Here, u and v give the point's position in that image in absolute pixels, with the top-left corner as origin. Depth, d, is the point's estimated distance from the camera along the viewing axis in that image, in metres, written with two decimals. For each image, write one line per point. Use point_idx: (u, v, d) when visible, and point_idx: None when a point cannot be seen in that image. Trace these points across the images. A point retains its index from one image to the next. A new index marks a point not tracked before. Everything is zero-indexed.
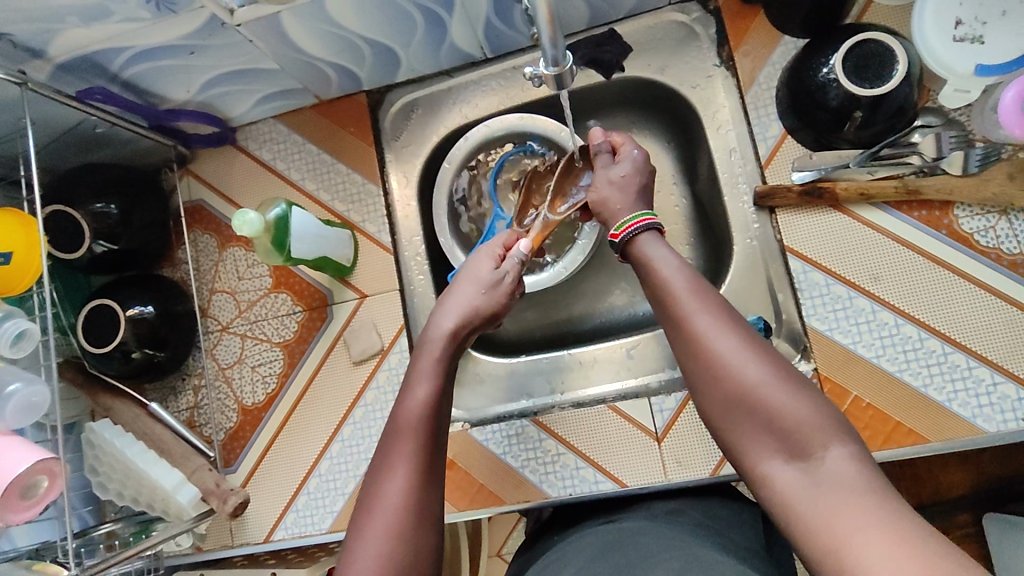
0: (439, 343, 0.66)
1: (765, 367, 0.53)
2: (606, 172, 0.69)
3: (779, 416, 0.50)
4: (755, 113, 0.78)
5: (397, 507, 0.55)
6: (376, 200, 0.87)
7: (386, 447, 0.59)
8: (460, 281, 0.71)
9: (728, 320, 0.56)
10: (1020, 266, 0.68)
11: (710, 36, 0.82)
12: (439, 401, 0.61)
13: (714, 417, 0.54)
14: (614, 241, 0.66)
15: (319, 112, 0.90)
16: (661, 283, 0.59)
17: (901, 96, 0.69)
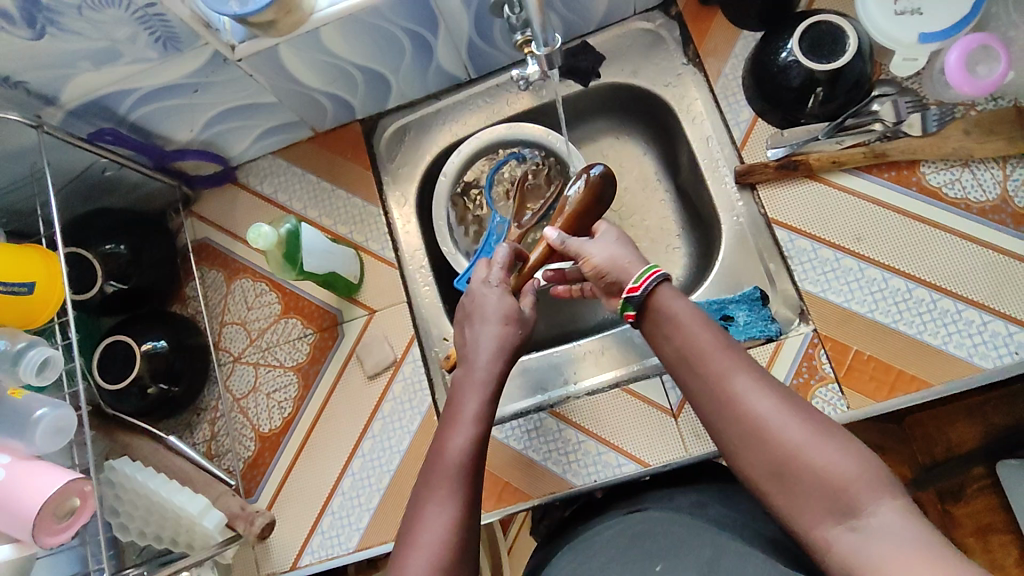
0: (481, 388, 0.66)
1: (806, 425, 0.53)
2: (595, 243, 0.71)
3: (826, 475, 0.51)
4: (726, 101, 0.84)
5: (436, 555, 0.55)
6: (378, 220, 0.90)
7: (425, 490, 0.60)
8: (485, 320, 0.70)
9: (762, 377, 0.56)
10: (989, 212, 0.74)
11: (676, 39, 0.89)
12: (479, 449, 0.62)
13: (758, 480, 0.54)
14: (632, 294, 0.63)
15: (316, 143, 0.95)
16: (686, 345, 0.60)
17: (856, 70, 0.75)
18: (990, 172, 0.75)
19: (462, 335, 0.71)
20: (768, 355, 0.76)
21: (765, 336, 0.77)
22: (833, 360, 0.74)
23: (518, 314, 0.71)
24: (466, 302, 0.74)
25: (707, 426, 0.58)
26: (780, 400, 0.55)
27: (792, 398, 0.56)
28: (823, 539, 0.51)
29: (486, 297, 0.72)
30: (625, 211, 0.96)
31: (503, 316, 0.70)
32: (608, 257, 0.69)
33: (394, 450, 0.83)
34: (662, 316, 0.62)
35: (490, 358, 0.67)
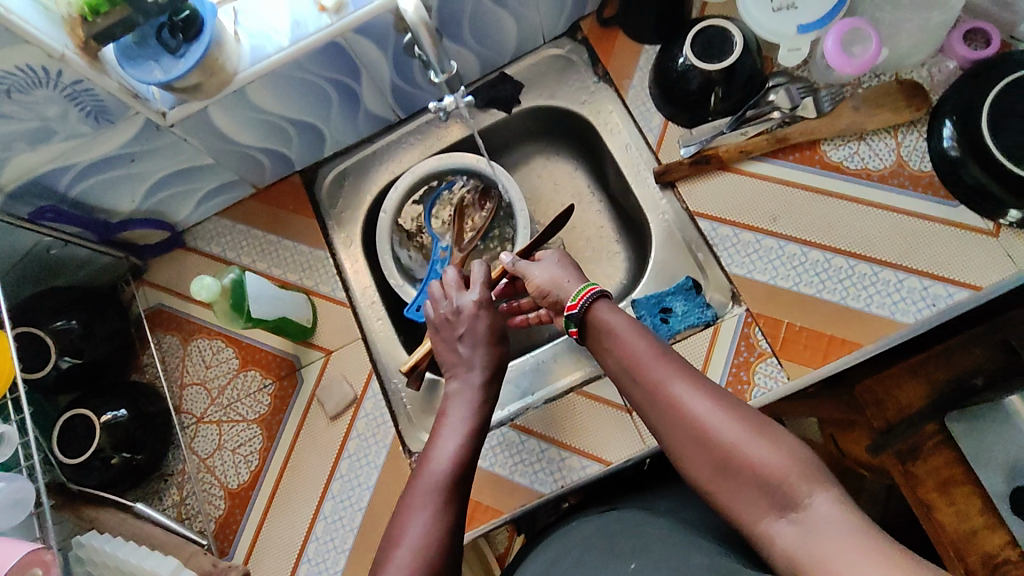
0: (470, 399, 0.70)
1: (741, 422, 0.56)
2: (536, 269, 0.77)
3: (760, 467, 0.54)
4: (637, 109, 0.90)
5: (418, 552, 0.58)
6: (326, 263, 0.93)
7: (410, 493, 0.62)
8: (473, 342, 0.75)
9: (699, 381, 0.60)
10: (887, 178, 0.80)
11: (585, 60, 0.95)
12: (466, 459, 0.65)
13: (702, 480, 0.57)
14: (572, 310, 0.70)
15: (260, 200, 0.98)
16: (627, 356, 0.64)
17: (746, 67, 0.81)
18: (884, 141, 0.81)
19: (452, 352, 0.75)
20: (708, 339, 0.80)
21: (702, 322, 0.81)
22: (768, 335, 0.79)
23: (501, 334, 0.77)
24: (445, 321, 0.78)
25: (654, 431, 0.62)
26: (716, 401, 0.58)
27: (728, 398, 0.59)
28: (767, 534, 0.52)
29: (473, 320, 0.76)
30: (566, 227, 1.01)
31: (491, 338, 0.75)
32: (551, 279, 0.75)
33: (363, 487, 0.84)
34: (602, 331, 0.67)
35: (484, 379, 0.72)
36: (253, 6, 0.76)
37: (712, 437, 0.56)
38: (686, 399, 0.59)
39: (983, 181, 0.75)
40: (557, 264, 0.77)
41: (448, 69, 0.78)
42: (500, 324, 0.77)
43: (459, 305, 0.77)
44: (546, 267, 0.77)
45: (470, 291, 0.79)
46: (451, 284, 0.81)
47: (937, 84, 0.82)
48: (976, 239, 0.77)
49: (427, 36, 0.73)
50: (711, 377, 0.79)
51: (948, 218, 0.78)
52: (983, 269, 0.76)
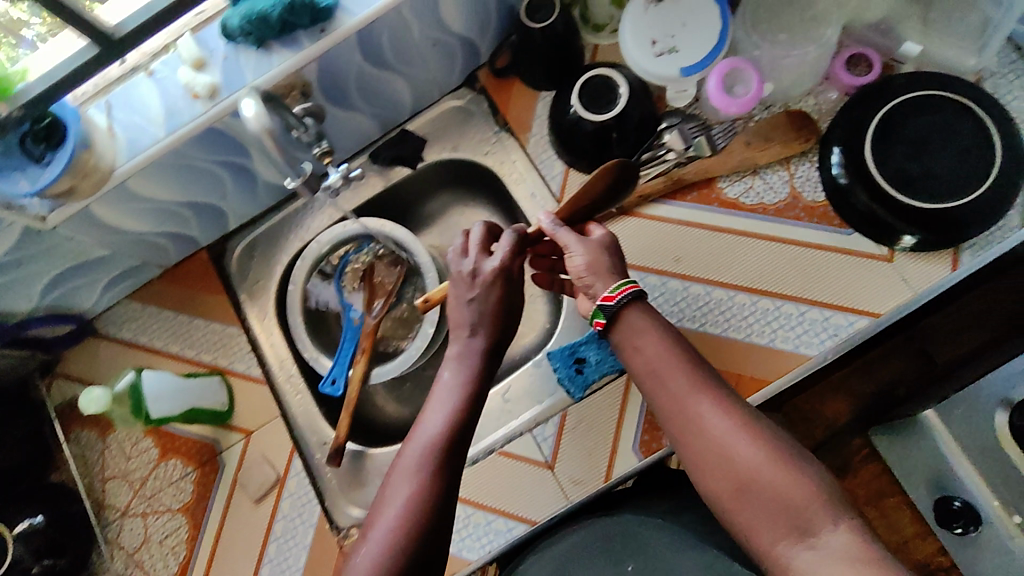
0: (472, 360, 0.65)
1: (768, 448, 0.54)
2: (576, 248, 0.68)
3: (784, 495, 0.52)
4: (540, 158, 0.90)
5: (401, 517, 0.55)
6: (239, 341, 0.91)
7: (404, 459, 0.58)
8: (478, 306, 0.67)
9: (724, 397, 0.58)
10: (782, 211, 0.81)
11: (485, 110, 0.94)
12: (459, 425, 0.61)
13: (719, 497, 0.55)
14: (608, 302, 0.64)
15: (168, 280, 0.95)
16: (650, 362, 0.61)
17: (634, 113, 0.82)
18: (777, 174, 0.82)
19: (458, 311, 0.68)
20: (622, 388, 0.81)
21: (615, 370, 0.81)
22: None
23: (512, 303, 0.68)
24: (459, 282, 0.70)
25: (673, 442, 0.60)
26: (740, 420, 0.56)
27: (754, 418, 0.57)
28: (782, 558, 0.51)
29: (485, 290, 0.67)
30: None
31: (502, 310, 0.68)
32: (586, 263, 0.67)
33: (293, 569, 0.82)
34: (629, 332, 0.63)
35: (487, 340, 0.66)
36: (126, 96, 0.74)
37: (734, 459, 0.54)
38: (708, 416, 0.57)
39: (872, 209, 0.77)
40: (597, 244, 0.68)
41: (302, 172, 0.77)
42: (515, 297, 0.69)
43: (477, 268, 0.69)
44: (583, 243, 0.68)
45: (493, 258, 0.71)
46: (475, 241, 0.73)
47: (825, 111, 0.83)
48: (871, 265, 0.78)
49: (273, 145, 0.69)
50: (628, 426, 0.80)
51: (843, 247, 0.79)
52: (879, 296, 0.78)
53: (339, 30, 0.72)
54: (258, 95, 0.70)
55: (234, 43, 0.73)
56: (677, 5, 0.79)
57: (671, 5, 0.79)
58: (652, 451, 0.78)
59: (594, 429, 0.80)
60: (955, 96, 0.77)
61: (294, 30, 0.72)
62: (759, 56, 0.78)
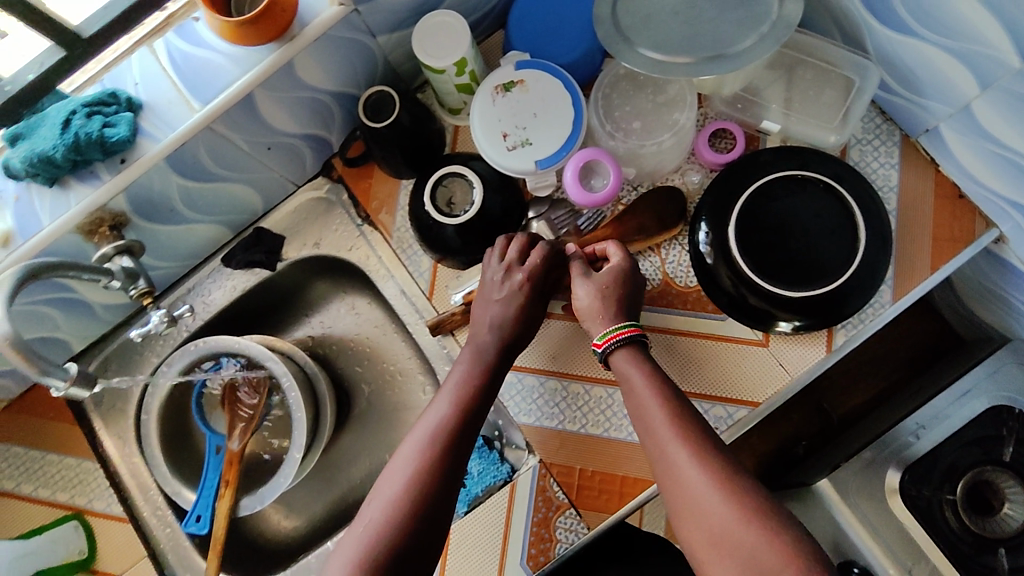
0: (481, 359, 0.68)
1: (739, 504, 0.54)
2: (586, 281, 0.70)
3: (758, 560, 0.52)
4: (405, 253, 0.85)
5: (396, 495, 0.58)
6: (97, 476, 0.84)
7: (410, 441, 0.62)
8: (488, 312, 0.70)
9: (710, 448, 0.58)
10: (654, 299, 0.79)
11: (345, 201, 0.88)
12: (466, 412, 0.63)
13: (694, 547, 0.56)
14: (596, 348, 0.67)
15: (12, 411, 0.87)
16: (642, 405, 0.62)
17: (497, 207, 0.78)
18: (649, 261, 0.79)
19: (479, 310, 0.71)
20: (505, 500, 0.76)
21: (499, 479, 0.79)
22: (563, 485, 0.75)
23: (526, 312, 0.71)
24: (488, 285, 0.72)
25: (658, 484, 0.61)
26: (716, 471, 0.56)
27: (737, 474, 0.57)
28: None
29: (501, 298, 0.71)
30: (371, 365, 0.92)
31: (516, 318, 0.70)
32: (588, 305, 0.69)
33: None
34: (620, 378, 0.65)
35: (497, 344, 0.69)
36: None
37: (708, 510, 0.55)
38: (689, 460, 0.57)
39: (743, 294, 0.74)
40: (599, 293, 0.69)
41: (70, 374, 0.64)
42: (530, 306, 0.71)
43: (504, 273, 0.71)
44: (589, 292, 0.69)
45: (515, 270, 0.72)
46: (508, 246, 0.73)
47: (692, 190, 0.80)
48: (747, 352, 0.76)
49: (23, 358, 0.58)
50: (513, 541, 0.75)
51: (717, 333, 0.77)
52: (758, 383, 0.75)
53: (141, 158, 0.66)
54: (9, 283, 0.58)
55: (24, 182, 0.66)
56: (527, 95, 0.76)
57: (522, 95, 0.76)
58: (540, 565, 0.74)
59: (481, 546, 0.76)
60: (816, 173, 0.75)
61: (89, 163, 0.66)
62: (615, 146, 0.78)
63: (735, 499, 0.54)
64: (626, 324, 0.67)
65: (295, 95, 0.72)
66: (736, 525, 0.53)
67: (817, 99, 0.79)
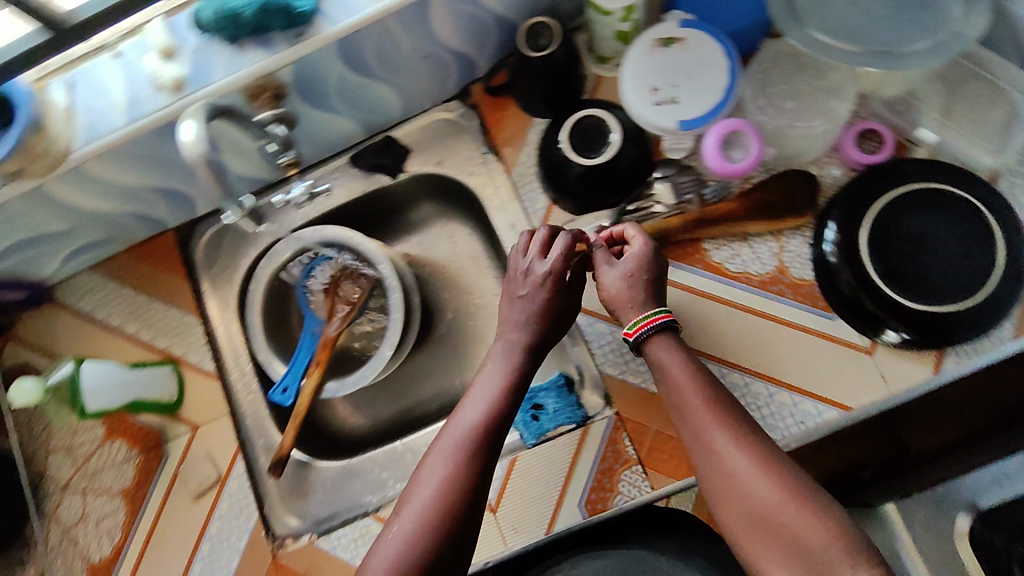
0: (511, 360, 0.67)
1: (786, 489, 0.54)
2: (610, 270, 0.69)
3: (803, 540, 0.52)
4: (523, 188, 0.86)
5: (429, 500, 0.57)
6: (196, 331, 0.90)
7: (439, 444, 0.61)
8: (518, 310, 0.69)
9: (748, 433, 0.58)
10: (767, 284, 0.77)
11: (475, 127, 0.89)
12: (493, 414, 0.63)
13: (738, 533, 0.55)
14: (627, 338, 0.66)
15: (133, 255, 0.94)
16: (676, 395, 0.62)
17: (629, 158, 0.79)
18: (767, 245, 0.77)
19: (507, 309, 0.70)
20: (575, 442, 0.78)
21: (571, 422, 0.79)
22: (635, 442, 0.76)
23: (560, 308, 0.69)
24: (514, 282, 0.71)
25: (695, 470, 0.60)
26: (756, 454, 0.56)
27: (775, 455, 0.57)
28: None
29: (532, 292, 0.69)
30: (460, 292, 0.94)
31: (543, 313, 0.69)
32: (614, 292, 0.68)
33: (224, 570, 0.82)
34: (655, 368, 0.64)
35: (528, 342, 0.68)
36: (91, 74, 0.72)
37: (751, 493, 0.55)
38: (727, 447, 0.57)
39: (859, 299, 0.73)
40: (626, 280, 0.68)
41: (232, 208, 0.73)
42: (561, 304, 0.69)
43: (528, 270, 0.70)
44: (614, 280, 0.69)
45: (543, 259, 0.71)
46: (536, 241, 0.72)
47: (829, 185, 0.78)
48: (850, 355, 0.74)
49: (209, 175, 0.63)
50: (575, 483, 0.77)
51: (825, 332, 0.75)
52: (854, 388, 0.73)
53: (317, 36, 0.69)
54: (202, 114, 0.64)
55: (207, 35, 0.70)
56: (685, 54, 0.75)
57: (680, 53, 0.75)
58: (598, 512, 0.76)
59: (542, 480, 0.78)
60: (963, 192, 0.73)
61: (268, 31, 0.69)
62: (765, 121, 0.78)
63: (779, 481, 0.54)
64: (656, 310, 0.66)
65: (462, 8, 0.74)
66: (781, 507, 0.53)
67: (982, 117, 0.76)
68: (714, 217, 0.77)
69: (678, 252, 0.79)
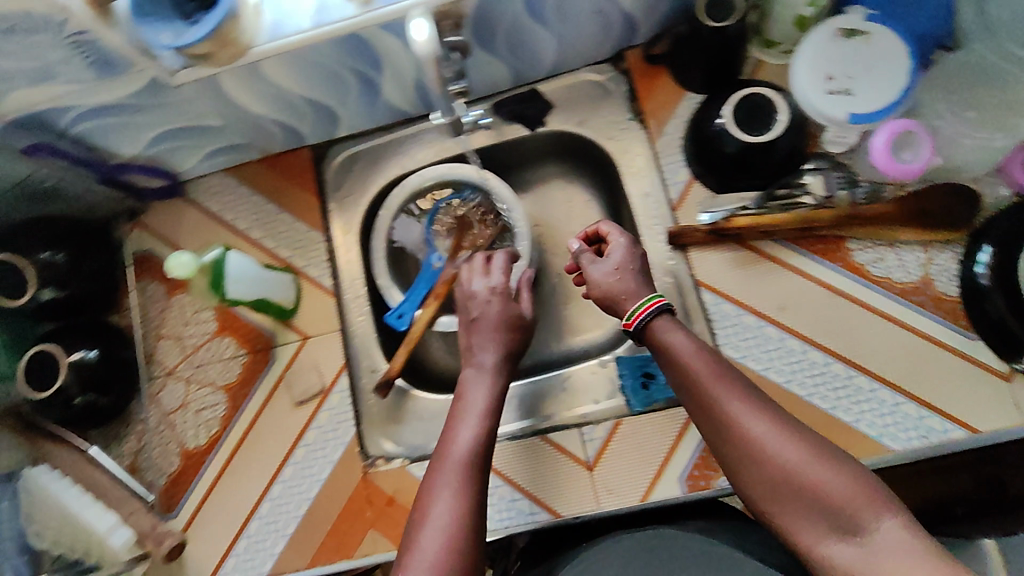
0: (489, 381, 0.71)
1: (802, 444, 0.54)
2: (600, 266, 0.74)
3: (823, 494, 0.51)
4: (666, 160, 0.85)
5: (446, 536, 0.56)
6: (320, 247, 0.93)
7: (438, 472, 0.62)
8: (486, 332, 0.76)
9: (758, 399, 0.58)
10: (908, 293, 0.76)
11: (623, 92, 0.88)
12: (485, 438, 0.65)
13: (758, 497, 0.55)
14: (628, 329, 0.69)
15: (267, 165, 0.96)
16: (685, 369, 0.62)
17: (786, 143, 0.77)
18: (913, 254, 0.77)
19: (467, 338, 0.77)
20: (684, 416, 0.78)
21: None
22: None
23: (518, 321, 0.78)
24: (462, 299, 0.80)
25: (710, 441, 0.60)
26: (768, 416, 0.57)
27: (784, 415, 0.57)
28: (825, 557, 0.50)
29: (488, 304, 0.78)
30: None
31: (504, 323, 0.77)
32: (610, 285, 0.73)
33: (315, 477, 0.85)
34: (661, 348, 0.66)
35: (498, 360, 0.74)
36: None
37: (768, 454, 0.55)
38: (741, 412, 0.58)
39: (1004, 317, 0.71)
40: (616, 272, 0.73)
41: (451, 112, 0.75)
42: (517, 325, 0.78)
43: (473, 293, 0.79)
44: (603, 276, 0.73)
45: (489, 278, 0.80)
46: (476, 268, 0.82)
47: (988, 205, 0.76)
48: (985, 379, 0.73)
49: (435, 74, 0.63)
50: (679, 456, 0.77)
51: (961, 351, 0.74)
52: (985, 412, 0.73)
53: None
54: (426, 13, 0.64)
55: None
56: (867, 47, 0.74)
57: (862, 45, 0.74)
58: (698, 489, 0.76)
59: (644, 448, 0.78)
60: None
61: None
62: (941, 126, 0.76)
63: (796, 439, 0.54)
64: (648, 297, 0.69)
65: None
66: (799, 464, 0.53)
67: None
68: (864, 218, 0.76)
69: (817, 246, 0.79)
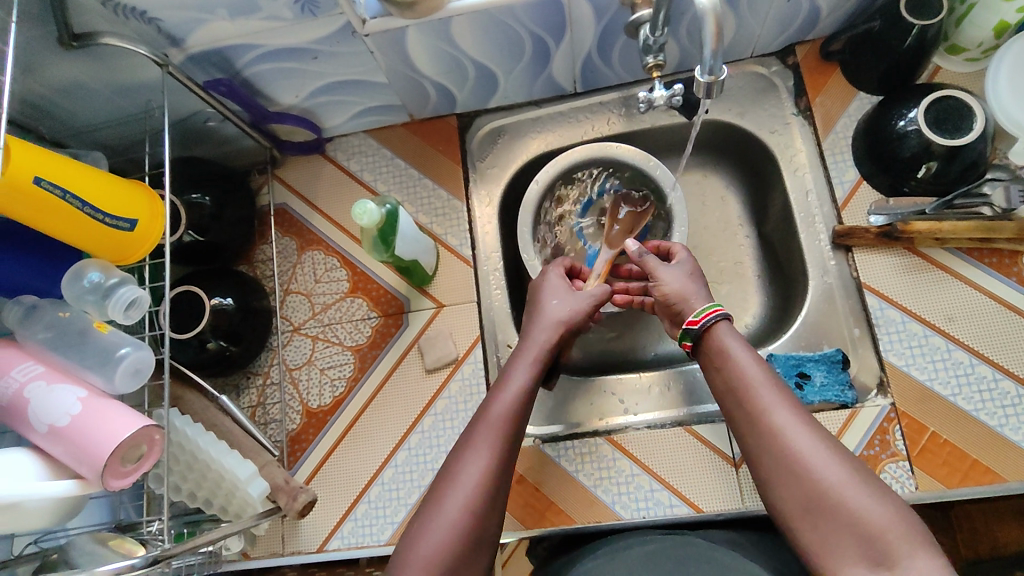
0: (537, 344, 0.72)
1: (845, 468, 0.55)
2: (673, 268, 0.76)
3: (861, 520, 0.52)
4: (833, 158, 0.84)
5: (461, 507, 0.58)
6: (461, 216, 0.91)
7: (471, 431, 0.64)
8: (548, 303, 0.76)
9: (806, 418, 0.59)
10: None
11: (789, 89, 0.88)
12: (526, 398, 0.67)
13: (789, 512, 0.56)
14: (691, 326, 0.69)
15: (411, 130, 0.95)
16: (738, 376, 0.63)
17: (975, 152, 0.74)
18: None
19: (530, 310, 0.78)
20: (842, 420, 0.76)
21: (839, 401, 0.77)
22: (908, 438, 0.74)
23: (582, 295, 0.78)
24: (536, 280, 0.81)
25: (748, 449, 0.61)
26: (817, 434, 0.58)
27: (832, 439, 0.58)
28: None
29: (555, 282, 0.78)
30: (706, 248, 0.94)
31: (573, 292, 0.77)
32: (681, 286, 0.74)
33: (442, 448, 0.83)
34: (715, 350, 0.67)
35: (551, 327, 0.73)
36: None
37: (810, 471, 0.56)
38: (789, 427, 0.58)
39: None
40: (687, 276, 0.75)
41: (716, 72, 0.60)
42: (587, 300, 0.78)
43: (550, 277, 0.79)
44: (677, 276, 0.74)
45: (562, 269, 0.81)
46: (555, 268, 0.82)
47: None
48: None
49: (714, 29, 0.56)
50: None
51: None
52: None
53: None
54: None
55: None
56: None
57: None
58: None
59: None
60: None
61: None
62: None
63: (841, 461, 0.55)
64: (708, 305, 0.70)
65: None
66: (840, 486, 0.54)
67: None
68: None
69: (992, 257, 0.78)
